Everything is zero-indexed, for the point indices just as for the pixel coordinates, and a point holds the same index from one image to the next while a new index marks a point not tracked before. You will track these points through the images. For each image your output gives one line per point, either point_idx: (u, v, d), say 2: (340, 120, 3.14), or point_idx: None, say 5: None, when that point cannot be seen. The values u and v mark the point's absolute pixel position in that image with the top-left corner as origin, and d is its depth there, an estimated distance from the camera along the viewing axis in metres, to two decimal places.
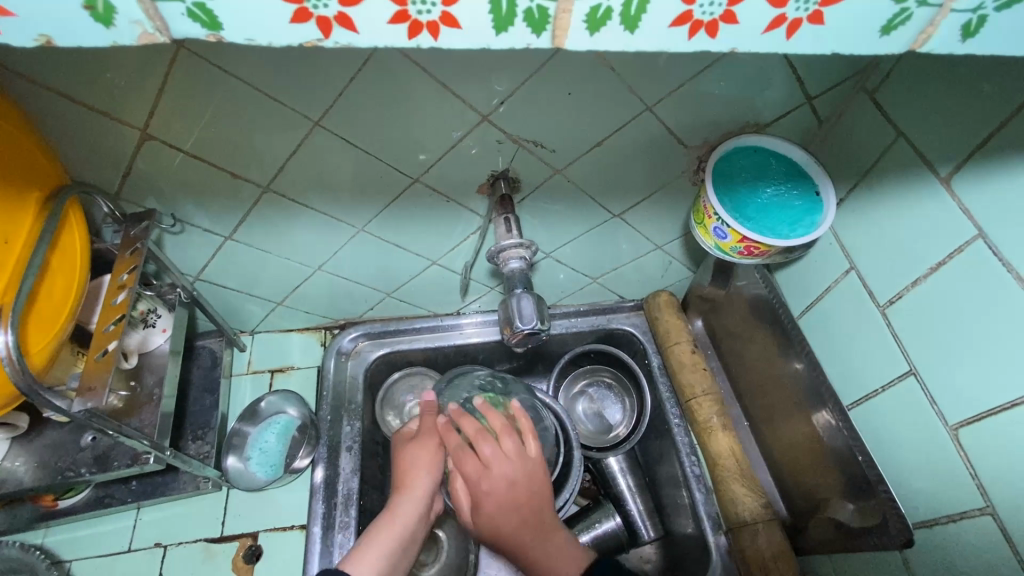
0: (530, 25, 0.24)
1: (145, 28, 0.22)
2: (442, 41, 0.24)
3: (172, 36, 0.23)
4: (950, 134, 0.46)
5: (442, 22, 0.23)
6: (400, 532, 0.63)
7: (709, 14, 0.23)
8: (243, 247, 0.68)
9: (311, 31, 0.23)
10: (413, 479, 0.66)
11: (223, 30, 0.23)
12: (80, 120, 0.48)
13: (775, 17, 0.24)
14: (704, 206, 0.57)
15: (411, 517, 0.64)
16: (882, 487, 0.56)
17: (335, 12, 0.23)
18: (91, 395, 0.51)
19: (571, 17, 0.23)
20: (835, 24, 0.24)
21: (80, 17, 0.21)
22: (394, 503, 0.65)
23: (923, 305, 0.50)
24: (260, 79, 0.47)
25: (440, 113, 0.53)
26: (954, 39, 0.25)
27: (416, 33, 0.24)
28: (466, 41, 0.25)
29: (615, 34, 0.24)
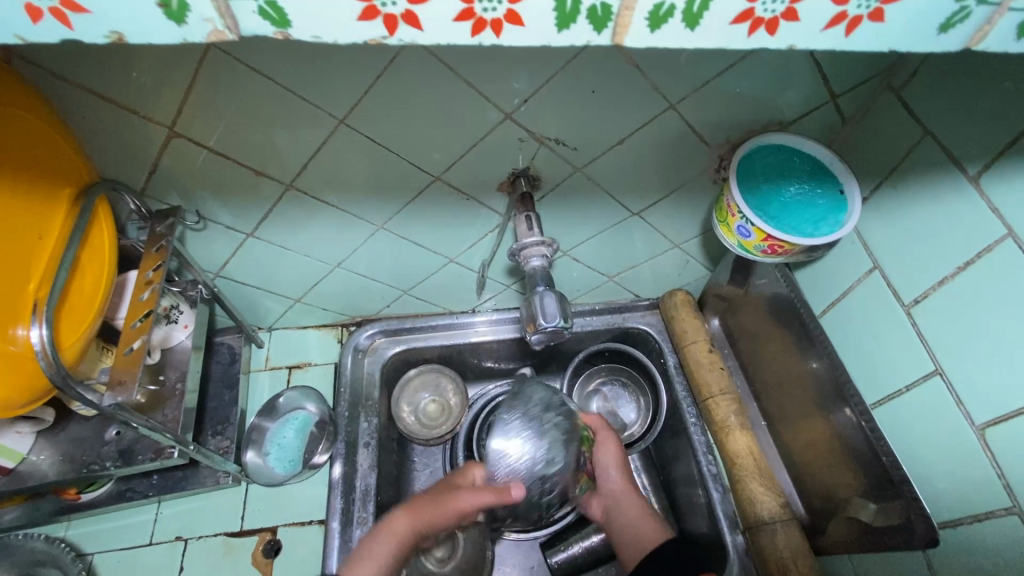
0: (591, 22, 0.24)
1: (215, 26, 0.23)
2: (505, 39, 0.24)
3: (241, 33, 0.24)
4: (979, 132, 0.46)
5: (507, 20, 0.24)
6: (389, 554, 0.58)
7: (772, 11, 0.24)
8: (264, 244, 0.69)
9: (379, 28, 0.24)
10: (424, 502, 0.61)
11: (292, 28, 0.23)
12: (110, 117, 0.49)
13: (835, 15, 0.24)
14: (728, 204, 0.57)
15: (399, 548, 0.59)
16: (906, 488, 0.54)
17: (402, 10, 0.23)
18: (121, 389, 0.52)
19: (633, 15, 0.23)
20: (894, 21, 0.24)
21: (154, 15, 0.22)
22: (393, 519, 0.60)
23: (949, 304, 0.50)
24: (289, 76, 0.47)
25: (464, 111, 0.53)
26: (1008, 38, 0.25)
27: (480, 31, 0.24)
28: (527, 39, 0.25)
29: (676, 32, 0.24)
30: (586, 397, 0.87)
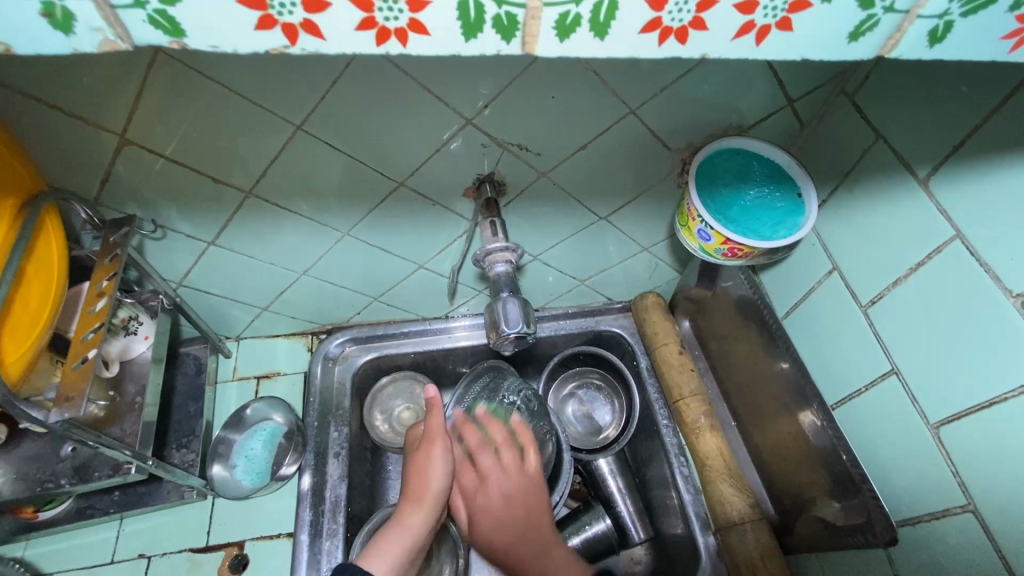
0: (500, 32, 0.23)
1: (107, 36, 0.22)
2: (412, 48, 0.24)
3: (136, 44, 0.23)
4: (927, 136, 0.47)
5: (412, 28, 0.23)
6: (414, 537, 0.61)
7: (679, 20, 0.23)
8: (227, 252, 0.67)
9: (279, 38, 0.23)
10: (428, 491, 0.63)
11: (189, 37, 0.22)
12: (56, 126, 0.47)
13: (743, 24, 0.24)
14: (689, 208, 0.58)
15: (420, 529, 0.61)
16: (866, 486, 0.56)
17: (302, 19, 0.22)
18: (69, 405, 0.50)
19: (541, 24, 0.23)
20: (803, 31, 0.24)
21: (39, 25, 0.21)
22: (407, 514, 0.62)
23: (904, 304, 0.51)
24: (240, 84, 0.47)
25: (422, 117, 0.52)
26: (921, 44, 0.25)
27: (386, 39, 0.24)
28: (436, 49, 0.24)
29: (586, 41, 0.24)
30: (561, 402, 0.87)
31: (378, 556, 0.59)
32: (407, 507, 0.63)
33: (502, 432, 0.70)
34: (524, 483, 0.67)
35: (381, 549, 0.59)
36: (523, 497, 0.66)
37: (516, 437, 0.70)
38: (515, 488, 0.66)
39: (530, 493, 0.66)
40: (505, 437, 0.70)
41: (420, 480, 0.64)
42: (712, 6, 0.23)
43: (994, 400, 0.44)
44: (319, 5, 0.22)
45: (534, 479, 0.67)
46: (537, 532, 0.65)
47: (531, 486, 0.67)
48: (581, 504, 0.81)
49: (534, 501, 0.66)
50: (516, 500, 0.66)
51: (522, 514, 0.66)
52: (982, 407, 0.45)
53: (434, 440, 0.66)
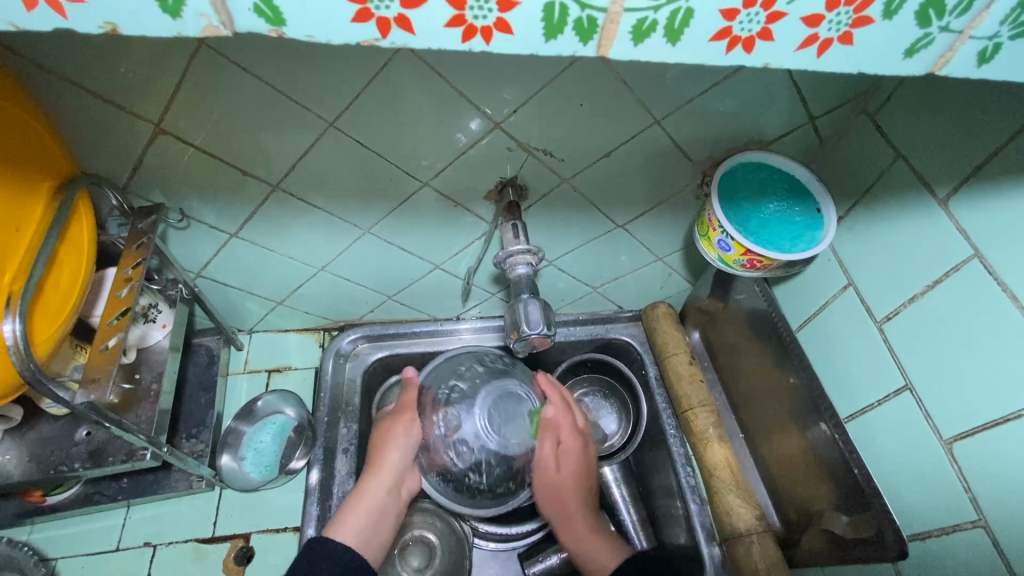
0: (577, 34, 0.24)
1: (210, 21, 0.23)
2: (494, 46, 0.25)
3: (236, 30, 0.24)
4: (948, 158, 0.48)
5: (497, 28, 0.24)
6: (374, 506, 0.66)
7: (748, 30, 0.25)
8: (248, 245, 0.68)
9: (369, 31, 0.24)
10: (387, 458, 0.68)
11: (287, 27, 0.23)
12: (93, 112, 0.48)
13: (807, 36, 0.25)
14: (709, 219, 0.59)
15: (378, 499, 0.66)
16: (877, 500, 0.55)
17: (395, 13, 0.23)
18: (94, 386, 0.51)
19: (618, 27, 0.24)
20: (861, 45, 0.25)
21: (148, 8, 0.22)
22: (365, 481, 0.67)
23: (919, 320, 0.51)
24: (277, 78, 0.47)
25: (453, 118, 0.53)
26: (969, 64, 0.26)
27: (469, 36, 0.24)
28: (514, 47, 0.25)
29: (657, 46, 0.25)
30: None
31: (343, 523, 0.63)
32: (369, 475, 0.67)
33: (571, 438, 0.73)
34: (586, 467, 0.73)
35: (347, 519, 0.64)
36: (576, 485, 0.71)
37: (568, 437, 0.73)
38: (581, 479, 0.72)
39: (586, 462, 0.73)
40: (568, 433, 0.73)
41: (378, 451, 0.69)
42: (781, 18, 0.24)
43: (1008, 418, 0.44)
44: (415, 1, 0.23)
45: (589, 466, 0.73)
46: (575, 504, 0.71)
47: (588, 472, 0.73)
48: None
49: (591, 463, 0.73)
50: (567, 472, 0.71)
51: (573, 489, 0.71)
52: (996, 423, 0.45)
53: (400, 417, 0.71)
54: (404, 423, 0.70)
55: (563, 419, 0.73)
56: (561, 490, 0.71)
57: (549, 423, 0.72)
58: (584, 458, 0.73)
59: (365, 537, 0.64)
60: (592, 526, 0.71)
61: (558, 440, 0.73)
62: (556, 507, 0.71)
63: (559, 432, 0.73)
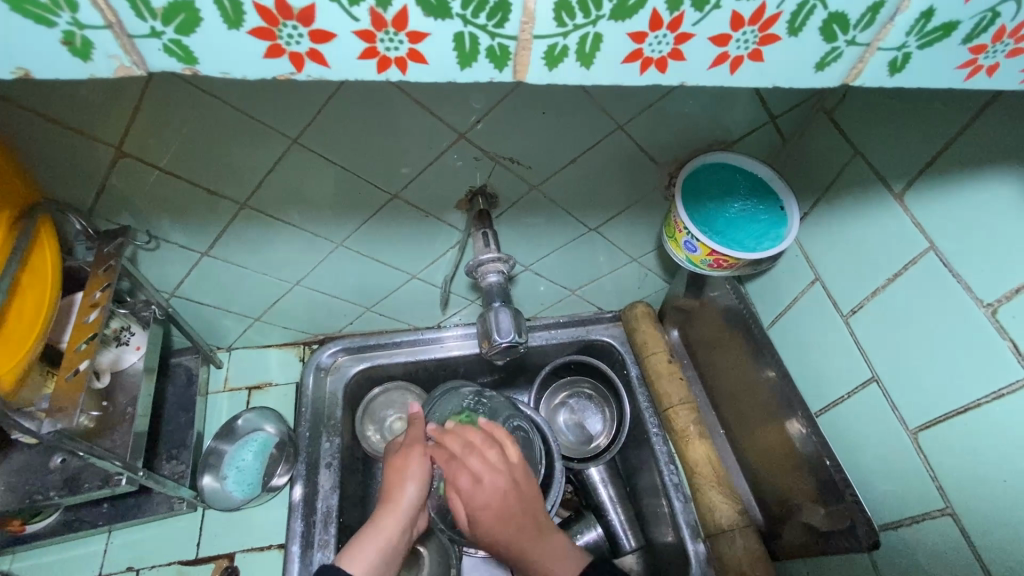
0: (492, 62, 0.25)
1: (122, 61, 0.23)
2: (409, 75, 0.25)
3: (149, 69, 0.24)
4: (902, 154, 0.49)
5: (409, 58, 0.25)
6: (387, 540, 0.62)
7: (659, 51, 0.25)
8: (221, 263, 0.68)
9: (284, 65, 0.24)
10: (403, 495, 0.64)
11: (198, 65, 0.24)
12: (51, 138, 0.48)
13: (718, 55, 0.25)
14: (675, 221, 0.59)
15: (393, 534, 0.62)
16: (849, 491, 0.58)
17: (307, 48, 0.24)
18: (62, 416, 0.50)
19: (531, 54, 0.25)
20: (772, 61, 0.26)
21: (57, 51, 0.22)
22: (379, 517, 0.63)
23: (883, 313, 0.52)
24: (238, 99, 0.47)
25: (417, 131, 0.54)
26: (884, 74, 0.27)
27: (385, 67, 0.25)
28: (432, 75, 0.26)
29: (572, 70, 0.26)
30: (553, 410, 0.88)
31: (355, 555, 0.60)
32: (382, 510, 0.63)
33: (474, 434, 0.65)
34: (513, 487, 0.61)
35: (361, 548, 0.60)
36: (505, 502, 0.60)
37: (508, 452, 0.64)
38: (512, 500, 0.60)
39: (523, 486, 0.62)
40: (493, 445, 0.64)
41: (394, 486, 0.64)
42: (688, 39, 0.25)
43: (968, 407, 0.45)
44: (324, 36, 0.23)
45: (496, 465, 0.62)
46: (518, 531, 0.59)
47: (528, 496, 0.61)
48: (574, 513, 0.82)
49: (526, 491, 0.61)
50: (489, 484, 0.61)
51: (517, 515, 0.60)
52: (958, 412, 0.46)
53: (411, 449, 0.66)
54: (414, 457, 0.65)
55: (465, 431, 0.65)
56: (494, 498, 0.60)
57: (489, 441, 0.64)
58: (517, 471, 0.63)
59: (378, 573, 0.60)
60: (521, 516, 0.60)
61: (466, 450, 0.63)
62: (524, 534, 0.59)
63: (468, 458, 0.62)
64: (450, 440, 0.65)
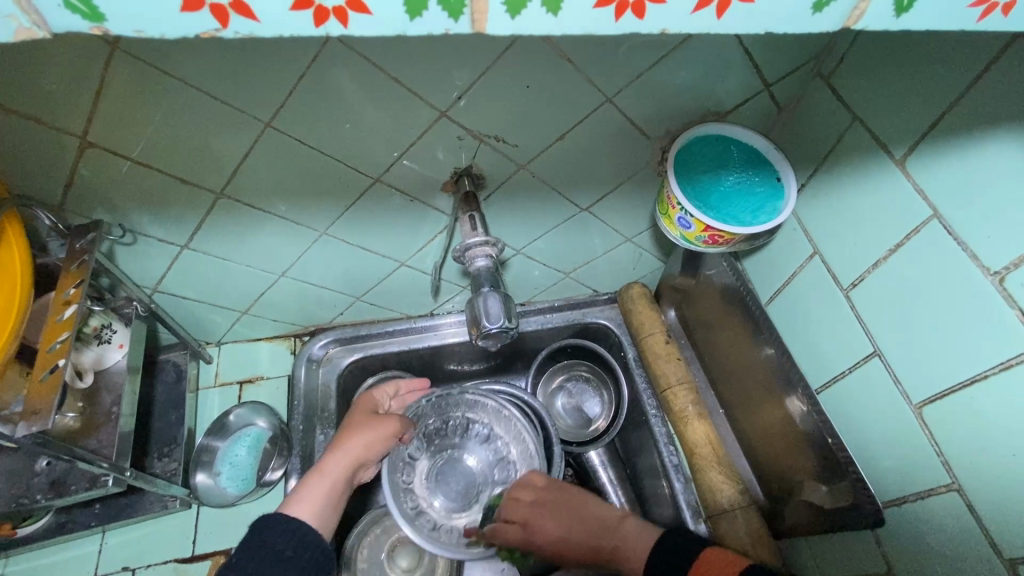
0: (446, 10, 0.23)
1: (20, 22, 0.21)
2: (354, 29, 0.23)
3: (53, 30, 0.22)
4: (903, 118, 0.47)
5: (352, 8, 0.22)
6: (330, 490, 0.60)
7: None
8: (202, 256, 0.66)
9: (208, 21, 0.22)
10: (353, 444, 0.62)
11: (106, 22, 0.22)
12: (12, 129, 0.45)
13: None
14: (668, 197, 0.57)
15: (336, 483, 0.60)
16: (852, 469, 0.56)
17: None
18: (36, 418, 0.49)
19: (489, 2, 0.23)
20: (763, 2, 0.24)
21: None
22: (325, 460, 0.61)
23: (884, 286, 0.51)
24: (206, 82, 0.45)
25: (397, 110, 0.51)
26: (886, 14, 0.24)
27: (325, 20, 0.23)
28: (380, 28, 0.24)
29: (538, 16, 0.24)
30: (550, 395, 0.87)
31: (301, 501, 0.58)
32: (326, 458, 0.61)
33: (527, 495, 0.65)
34: (593, 548, 0.61)
35: (303, 494, 0.59)
36: (572, 541, 0.62)
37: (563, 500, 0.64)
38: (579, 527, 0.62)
39: (595, 539, 0.61)
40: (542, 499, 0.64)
41: (344, 438, 0.63)
42: None
43: (974, 378, 0.44)
44: None
45: (560, 492, 0.64)
46: (596, 551, 0.61)
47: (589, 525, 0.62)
48: None
49: (591, 521, 0.62)
50: (569, 531, 0.62)
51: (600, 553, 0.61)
52: (964, 385, 0.44)
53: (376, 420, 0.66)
54: (380, 423, 0.65)
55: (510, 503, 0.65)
56: (583, 551, 0.62)
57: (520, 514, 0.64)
58: (594, 523, 0.62)
59: (324, 515, 0.59)
60: (603, 527, 0.61)
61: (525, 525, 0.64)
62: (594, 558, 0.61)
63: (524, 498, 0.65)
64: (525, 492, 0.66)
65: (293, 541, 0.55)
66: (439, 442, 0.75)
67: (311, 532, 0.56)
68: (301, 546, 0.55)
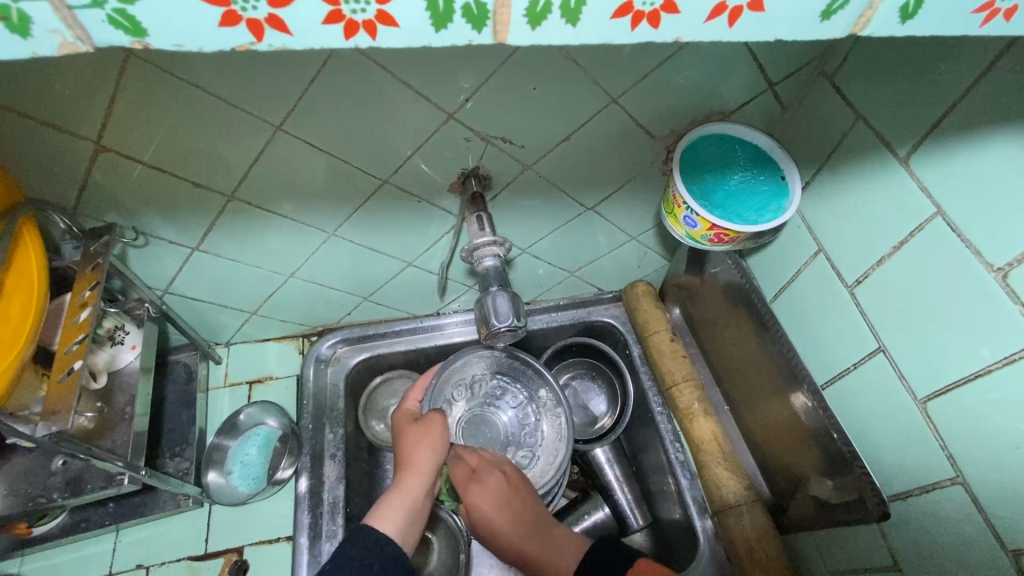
0: (469, 21, 0.24)
1: (65, 36, 0.22)
2: (381, 41, 0.24)
3: (95, 44, 0.23)
4: (907, 117, 0.47)
5: (379, 20, 0.23)
6: (413, 503, 0.59)
7: (651, 4, 0.23)
8: (212, 257, 0.66)
9: (243, 35, 0.23)
10: (420, 456, 0.62)
11: (149, 37, 0.22)
12: (28, 134, 0.46)
13: (716, 5, 0.24)
14: (674, 196, 0.58)
15: (419, 496, 0.60)
16: (858, 463, 0.57)
17: (265, 14, 0.22)
18: (56, 418, 0.50)
19: (511, 11, 0.23)
20: (775, 10, 0.24)
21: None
22: (402, 480, 0.60)
23: (889, 282, 0.51)
24: (218, 87, 0.46)
25: (405, 113, 0.52)
26: (894, 21, 0.25)
27: (353, 32, 0.24)
28: (405, 40, 0.24)
29: (557, 27, 0.24)
30: None
31: (384, 514, 0.57)
32: (405, 472, 0.61)
33: (481, 460, 0.66)
34: (518, 522, 0.61)
35: (388, 507, 0.58)
36: (502, 522, 0.61)
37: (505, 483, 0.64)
38: (514, 497, 0.63)
39: (524, 519, 0.61)
40: (490, 474, 0.64)
41: (410, 451, 0.63)
42: None
43: (979, 373, 0.44)
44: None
45: (514, 487, 0.63)
46: (532, 546, 0.60)
47: (512, 499, 0.62)
48: (581, 494, 0.81)
49: (529, 501, 0.63)
50: (500, 511, 0.61)
51: (523, 519, 0.61)
52: (968, 379, 0.45)
53: (433, 423, 0.66)
54: (437, 429, 0.65)
55: (468, 459, 0.66)
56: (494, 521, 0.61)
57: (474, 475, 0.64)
58: (521, 495, 0.63)
59: (406, 529, 0.58)
60: (535, 528, 0.61)
61: (470, 480, 0.63)
62: (532, 541, 0.60)
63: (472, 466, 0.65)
64: (471, 457, 0.66)
65: (380, 557, 0.54)
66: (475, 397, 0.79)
67: (393, 548, 0.55)
68: (388, 560, 0.54)
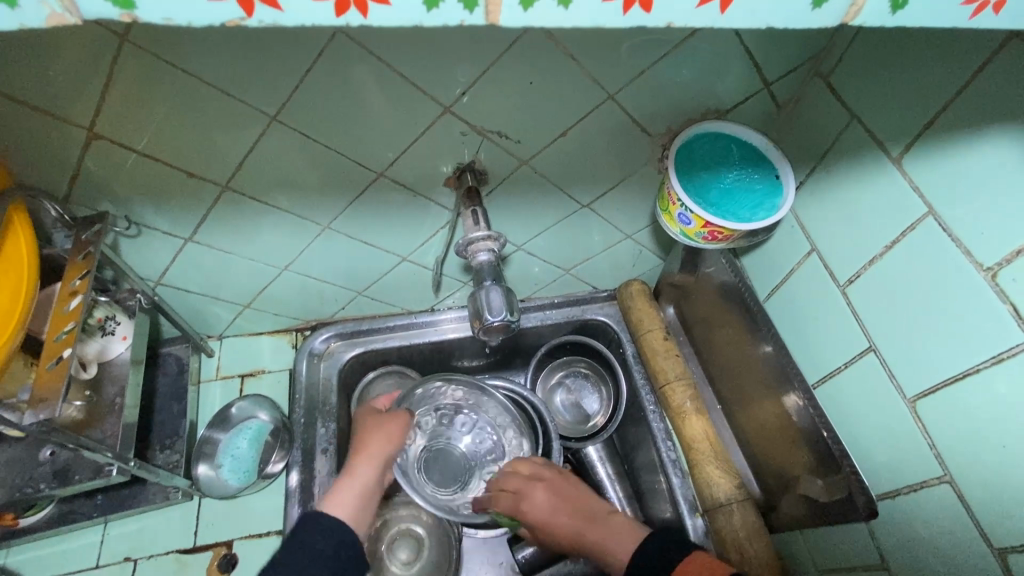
0: (461, 1, 0.24)
1: (53, 8, 0.22)
2: (372, 19, 0.24)
3: (83, 16, 0.23)
4: (900, 117, 0.48)
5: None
6: (365, 489, 0.61)
7: None
8: (206, 249, 0.66)
9: (232, 10, 0.23)
10: (374, 444, 0.64)
11: (137, 10, 0.22)
12: (21, 120, 0.46)
13: None
14: (669, 193, 0.58)
15: (368, 483, 0.62)
16: (847, 462, 0.57)
17: None
18: (44, 406, 0.49)
19: None
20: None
21: None
22: (353, 466, 0.62)
23: (880, 281, 0.51)
24: (213, 75, 0.45)
25: (402, 105, 0.52)
26: (883, 12, 0.25)
27: (344, 10, 0.23)
28: (396, 18, 0.24)
29: (548, 10, 0.24)
30: (550, 390, 0.88)
31: (336, 499, 0.59)
32: (356, 461, 0.63)
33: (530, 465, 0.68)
34: (580, 525, 0.63)
35: (338, 494, 0.60)
36: (551, 518, 0.64)
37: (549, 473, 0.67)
38: (566, 489, 0.65)
39: (584, 506, 0.64)
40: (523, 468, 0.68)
41: (361, 439, 0.64)
42: None
43: (967, 372, 0.44)
44: None
45: (567, 495, 0.65)
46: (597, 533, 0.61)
47: (563, 490, 0.65)
48: None
49: (564, 485, 0.66)
50: (563, 506, 0.64)
51: (574, 506, 0.64)
52: (956, 378, 0.45)
53: (393, 415, 0.68)
54: (395, 422, 0.67)
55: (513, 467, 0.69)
56: (559, 519, 0.64)
57: (528, 479, 0.66)
58: (568, 488, 0.66)
59: (357, 514, 0.59)
60: (592, 518, 0.63)
61: (529, 481, 0.66)
62: (578, 520, 0.63)
63: (505, 484, 0.67)
64: (523, 465, 0.68)
65: (332, 540, 0.56)
66: (435, 430, 0.77)
67: (346, 532, 0.56)
68: (340, 543, 0.56)
